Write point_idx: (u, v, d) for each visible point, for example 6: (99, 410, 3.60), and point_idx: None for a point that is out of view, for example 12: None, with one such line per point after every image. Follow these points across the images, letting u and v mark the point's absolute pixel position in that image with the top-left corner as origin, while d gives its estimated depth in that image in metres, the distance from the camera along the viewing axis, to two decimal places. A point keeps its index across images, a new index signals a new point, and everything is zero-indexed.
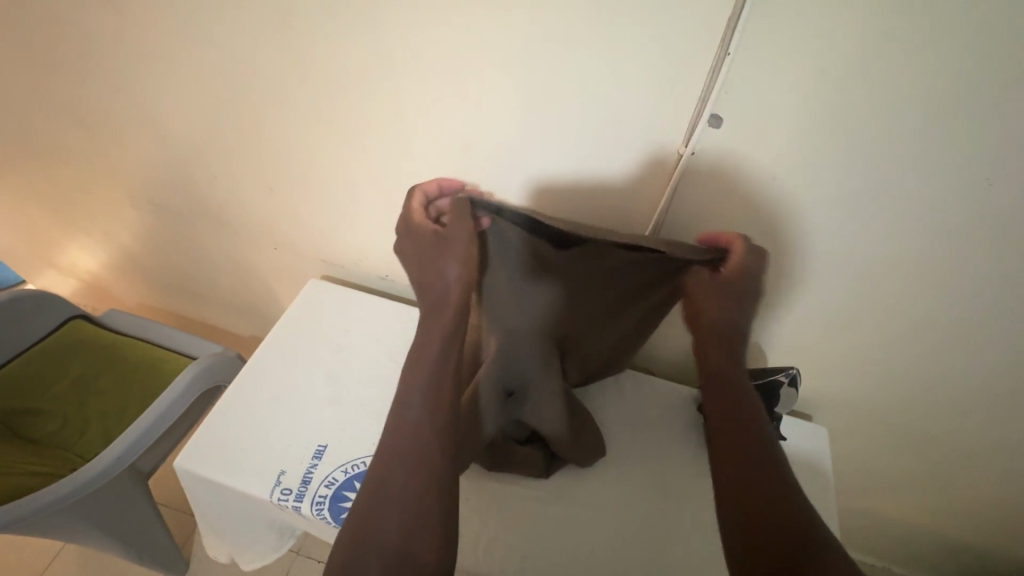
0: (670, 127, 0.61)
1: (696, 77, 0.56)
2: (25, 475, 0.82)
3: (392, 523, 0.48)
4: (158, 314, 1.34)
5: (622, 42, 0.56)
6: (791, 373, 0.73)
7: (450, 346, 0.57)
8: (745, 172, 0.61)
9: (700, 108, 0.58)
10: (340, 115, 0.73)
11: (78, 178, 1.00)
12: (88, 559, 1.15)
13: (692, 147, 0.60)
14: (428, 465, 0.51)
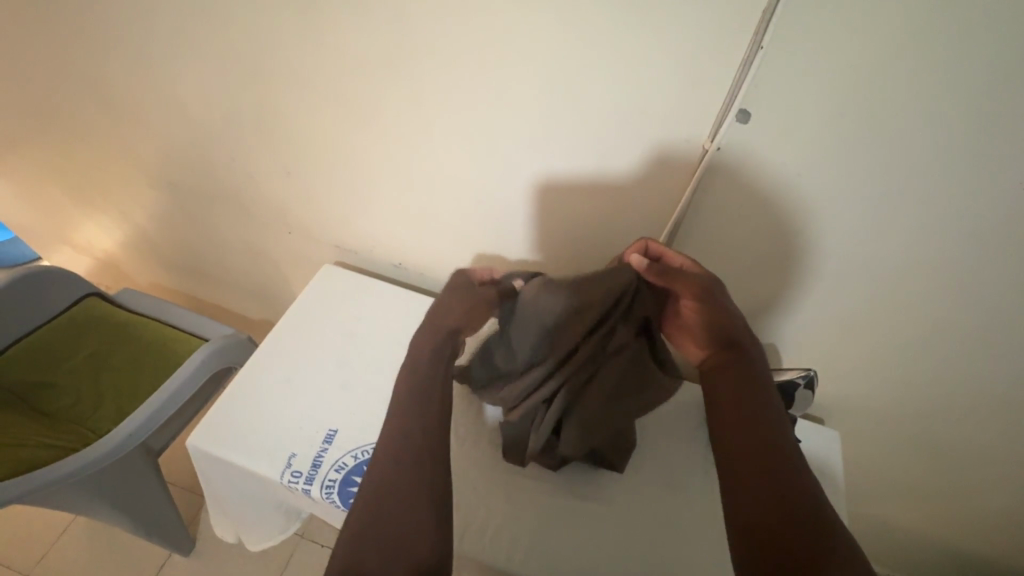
0: (695, 123, 0.60)
1: (725, 71, 0.55)
2: (40, 448, 0.84)
3: (398, 518, 0.50)
4: (173, 295, 1.35)
5: (649, 35, 0.54)
6: (809, 375, 0.72)
7: (439, 365, 0.61)
8: (770, 171, 0.60)
9: (728, 103, 0.56)
10: (360, 101, 0.72)
11: (97, 156, 1.00)
12: (96, 534, 1.16)
13: (718, 143, 0.59)
14: (419, 470, 0.53)
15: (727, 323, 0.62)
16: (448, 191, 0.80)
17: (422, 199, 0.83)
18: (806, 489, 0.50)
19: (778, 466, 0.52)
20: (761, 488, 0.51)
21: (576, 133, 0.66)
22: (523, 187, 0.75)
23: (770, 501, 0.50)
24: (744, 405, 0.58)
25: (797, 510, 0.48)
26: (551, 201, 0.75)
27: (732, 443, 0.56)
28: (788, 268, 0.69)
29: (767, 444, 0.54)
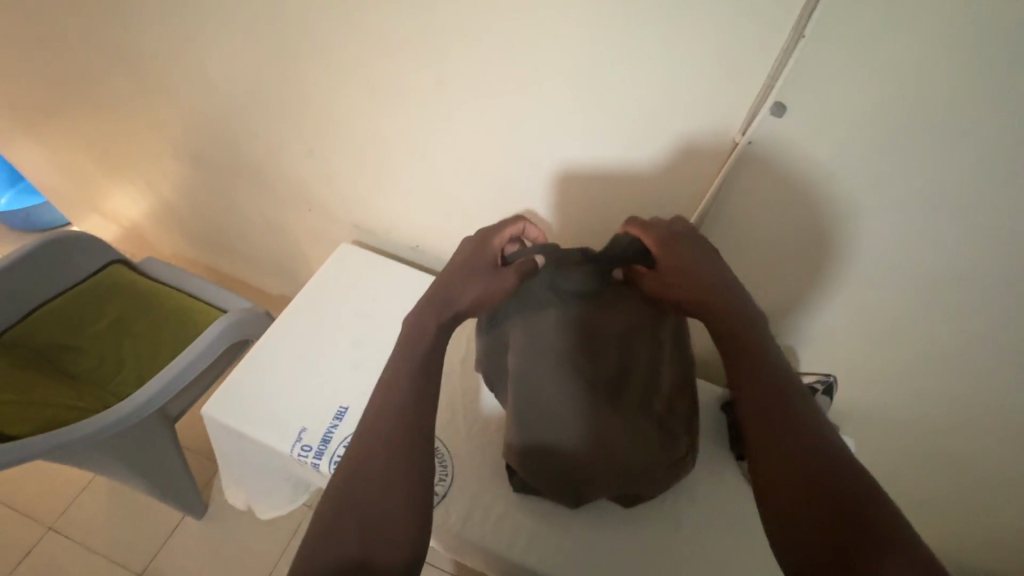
0: (726, 115, 0.58)
1: (761, 63, 0.52)
2: (64, 408, 0.86)
3: (382, 498, 0.50)
4: (195, 266, 1.38)
5: (681, 23, 0.52)
6: (829, 381, 0.71)
7: (438, 349, 0.58)
8: (802, 167, 0.58)
9: (763, 95, 0.54)
10: (383, 80, 0.72)
11: (125, 126, 1.02)
12: (114, 492, 1.21)
13: (749, 136, 0.57)
14: (404, 458, 0.51)
15: (717, 293, 0.55)
16: (467, 176, 0.79)
17: (443, 181, 0.82)
18: (841, 471, 0.45)
19: (805, 448, 0.47)
20: (810, 482, 0.45)
21: (602, 121, 0.64)
22: (545, 174, 0.74)
23: (797, 489, 0.45)
24: (765, 395, 0.51)
25: (831, 497, 0.44)
26: (573, 190, 0.74)
27: (757, 435, 0.50)
28: (814, 268, 0.67)
29: (788, 422, 0.49)
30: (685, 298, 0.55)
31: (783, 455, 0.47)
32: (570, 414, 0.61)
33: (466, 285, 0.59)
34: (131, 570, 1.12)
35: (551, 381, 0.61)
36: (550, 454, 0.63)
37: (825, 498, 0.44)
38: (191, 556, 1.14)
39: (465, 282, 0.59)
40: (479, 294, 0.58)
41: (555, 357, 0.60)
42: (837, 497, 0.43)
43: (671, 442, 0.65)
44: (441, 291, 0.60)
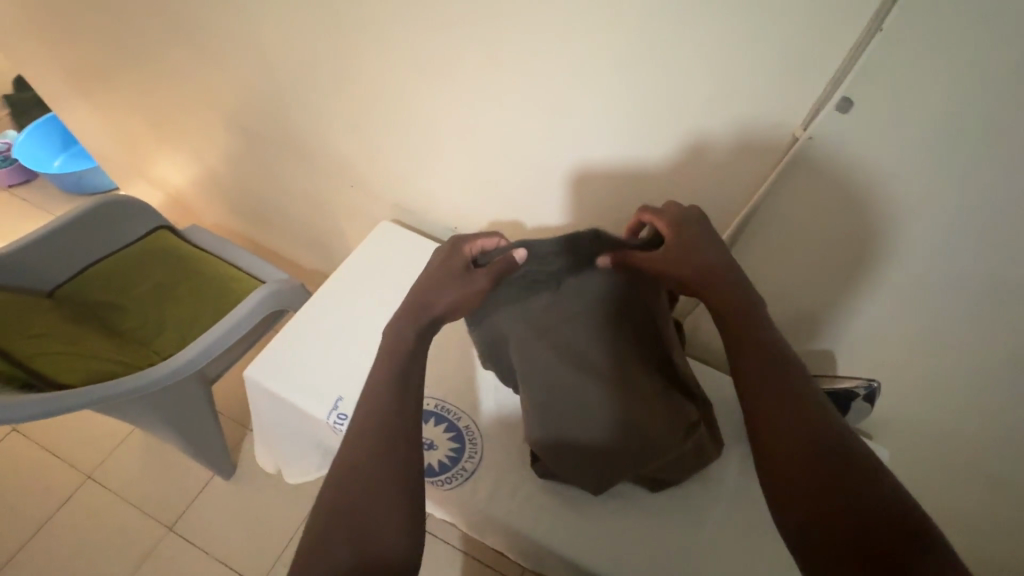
0: (786, 108, 0.56)
1: (831, 59, 0.51)
2: (113, 361, 0.90)
3: (366, 506, 0.47)
4: (235, 236, 1.42)
5: (748, 12, 0.50)
6: (870, 386, 0.69)
7: (419, 353, 0.57)
8: (861, 173, 0.55)
9: (832, 88, 0.52)
10: (433, 61, 0.71)
11: (178, 94, 1.04)
12: (150, 447, 1.26)
13: (810, 132, 0.54)
14: (390, 464, 0.49)
15: (719, 263, 0.56)
16: (511, 160, 0.79)
17: (487, 165, 0.82)
18: (853, 456, 0.44)
19: (815, 436, 0.46)
20: (831, 483, 0.43)
21: (655, 112, 0.63)
22: (590, 163, 0.73)
23: (812, 482, 0.44)
24: (776, 387, 0.49)
25: (844, 485, 0.43)
26: (617, 181, 0.73)
27: (770, 432, 0.48)
28: (855, 281, 0.64)
29: (798, 409, 0.48)
30: (689, 272, 0.55)
31: (801, 454, 0.45)
32: (582, 408, 0.63)
33: (443, 289, 0.60)
34: (163, 522, 1.17)
35: (573, 373, 0.62)
36: (568, 450, 0.64)
37: (848, 503, 0.42)
38: (219, 514, 1.18)
39: (434, 288, 0.61)
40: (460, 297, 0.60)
41: (580, 347, 0.63)
42: (860, 502, 0.42)
43: (699, 431, 0.65)
44: (415, 296, 0.61)
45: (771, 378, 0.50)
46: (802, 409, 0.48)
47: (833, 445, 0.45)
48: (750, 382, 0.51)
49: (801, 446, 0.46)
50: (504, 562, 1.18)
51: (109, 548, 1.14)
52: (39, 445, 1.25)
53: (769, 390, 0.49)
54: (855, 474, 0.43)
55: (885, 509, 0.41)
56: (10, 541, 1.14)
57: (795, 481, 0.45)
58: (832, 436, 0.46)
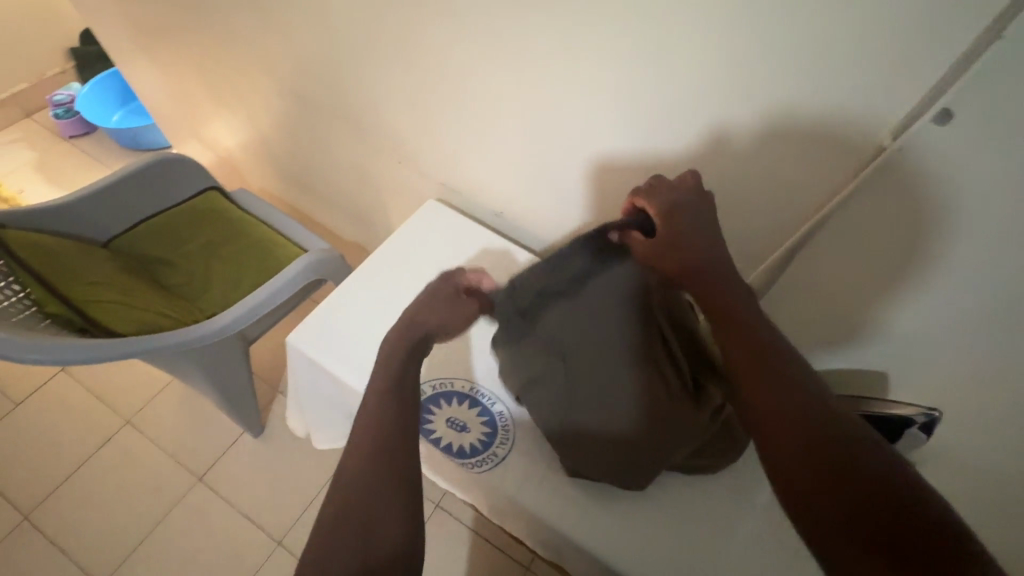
0: (876, 116, 0.51)
1: (934, 68, 0.46)
2: (160, 315, 0.93)
3: (364, 508, 0.47)
4: (280, 201, 1.44)
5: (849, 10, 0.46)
6: (929, 415, 0.62)
7: (410, 364, 0.59)
8: (952, 194, 0.48)
9: (932, 96, 0.47)
10: (494, 42, 0.70)
11: (238, 56, 1.06)
12: (185, 399, 1.31)
13: (901, 143, 0.49)
14: (383, 468, 0.50)
15: (705, 257, 0.50)
16: (565, 149, 0.77)
17: (539, 151, 0.80)
18: (881, 477, 0.39)
19: (841, 457, 0.41)
20: (847, 487, 0.39)
21: (726, 110, 0.59)
22: (649, 158, 0.70)
23: (837, 511, 0.39)
24: (776, 380, 0.45)
25: (878, 515, 0.38)
26: (675, 180, 0.70)
27: (777, 440, 0.43)
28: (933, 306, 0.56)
29: (811, 426, 0.42)
30: (683, 262, 0.50)
31: (813, 461, 0.41)
32: (584, 399, 0.62)
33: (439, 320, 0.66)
34: (193, 471, 1.22)
35: (599, 373, 0.60)
36: (580, 436, 0.64)
37: (865, 507, 0.38)
38: (245, 470, 1.23)
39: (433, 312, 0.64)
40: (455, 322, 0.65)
41: (610, 349, 0.59)
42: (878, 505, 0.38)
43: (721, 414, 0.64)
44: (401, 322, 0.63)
45: (768, 374, 0.46)
46: (802, 404, 0.44)
47: (842, 445, 0.41)
48: (747, 383, 0.46)
49: (811, 448, 0.42)
50: (515, 546, 1.19)
51: (142, 490, 1.20)
52: (85, 386, 1.32)
53: (769, 389, 0.45)
54: (865, 476, 0.40)
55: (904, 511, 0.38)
56: (53, 474, 1.21)
57: (809, 490, 0.40)
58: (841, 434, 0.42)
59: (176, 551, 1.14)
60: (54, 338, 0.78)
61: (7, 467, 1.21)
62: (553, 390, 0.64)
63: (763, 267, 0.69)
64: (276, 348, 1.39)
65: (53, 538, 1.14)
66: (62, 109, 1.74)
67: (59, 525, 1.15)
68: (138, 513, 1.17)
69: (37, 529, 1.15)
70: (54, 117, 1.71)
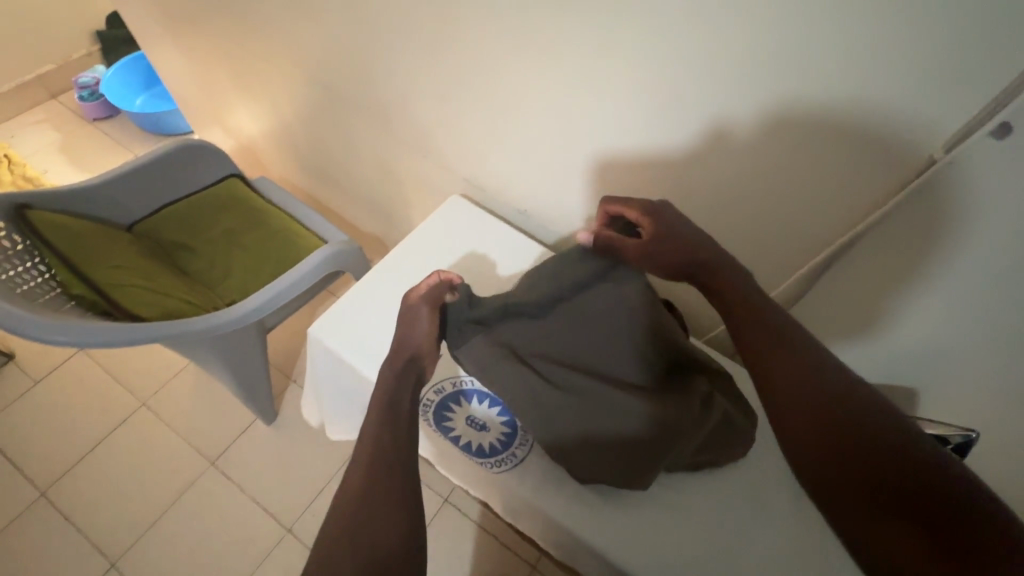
0: (930, 129, 0.50)
1: (991, 84, 0.45)
2: (182, 301, 0.93)
3: (364, 517, 0.48)
4: (300, 190, 1.45)
5: (914, 17, 0.44)
6: (968, 434, 0.60)
7: (403, 383, 0.60)
8: (997, 205, 0.50)
9: (989, 110, 0.46)
10: (525, 39, 0.68)
11: (266, 44, 1.05)
12: (200, 384, 1.33)
13: (953, 156, 0.50)
14: (381, 480, 0.51)
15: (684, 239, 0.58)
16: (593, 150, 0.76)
17: (570, 152, 0.79)
18: (890, 440, 0.45)
19: (848, 418, 0.47)
20: (853, 444, 0.46)
21: (764, 118, 0.58)
22: (684, 163, 0.68)
23: (849, 467, 0.46)
24: (784, 352, 0.51)
25: (879, 458, 0.45)
26: (706, 185, 0.69)
27: (791, 413, 0.50)
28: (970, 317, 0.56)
29: (821, 406, 0.48)
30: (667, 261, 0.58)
31: (823, 428, 0.48)
32: (581, 397, 0.64)
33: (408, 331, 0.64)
34: (206, 456, 1.23)
35: (592, 378, 0.65)
36: (583, 437, 0.64)
37: (869, 458, 0.46)
38: (258, 456, 1.24)
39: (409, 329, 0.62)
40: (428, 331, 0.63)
41: (598, 348, 0.67)
42: (879, 454, 0.45)
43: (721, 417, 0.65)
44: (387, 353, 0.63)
45: (778, 348, 0.51)
46: (804, 371, 0.50)
47: (845, 403, 0.48)
48: (757, 360, 0.52)
49: (818, 413, 0.48)
50: (522, 544, 1.19)
51: (156, 472, 1.21)
52: (103, 367, 1.34)
53: (778, 363, 0.51)
54: (866, 429, 0.46)
55: (905, 454, 0.45)
56: (69, 453, 1.22)
57: (823, 450, 0.48)
58: (844, 392, 0.49)
59: (188, 534, 1.15)
60: (76, 321, 0.78)
61: (26, 443, 1.23)
62: (550, 394, 0.64)
63: (793, 278, 0.72)
64: (291, 337, 1.40)
65: (68, 516, 1.16)
66: (87, 92, 1.75)
67: (73, 504, 1.17)
68: (152, 494, 1.19)
69: (53, 506, 1.16)
70: (79, 99, 1.72)
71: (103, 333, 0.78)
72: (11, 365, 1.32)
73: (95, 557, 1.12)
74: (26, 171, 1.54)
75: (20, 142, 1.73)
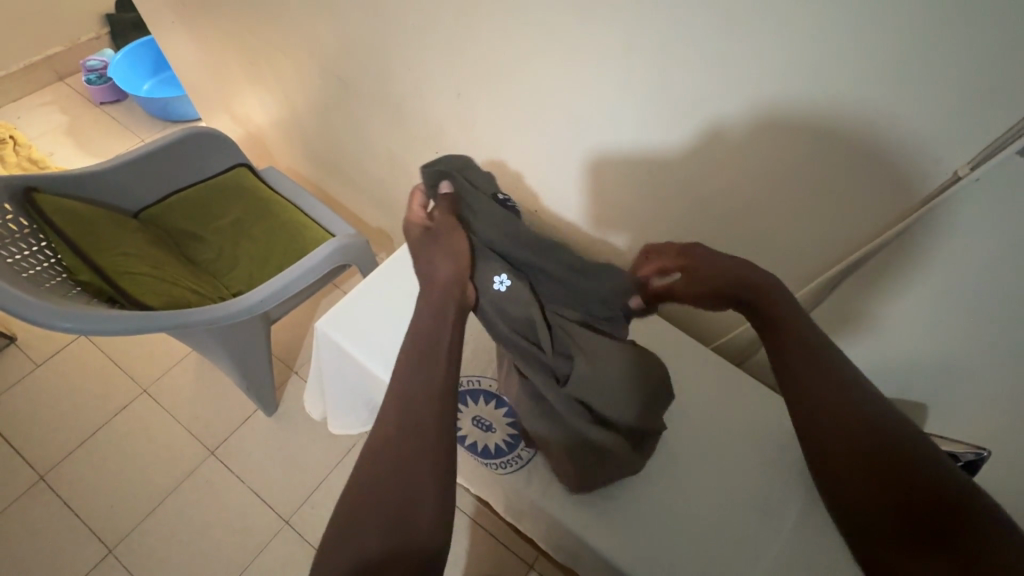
0: (950, 149, 0.49)
1: (1017, 105, 0.43)
2: (188, 291, 0.93)
3: (404, 494, 0.44)
4: (308, 182, 1.44)
5: (948, 32, 0.42)
6: (978, 453, 0.59)
7: (442, 330, 0.54)
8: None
9: (1019, 131, 0.45)
10: (542, 39, 0.67)
11: (280, 35, 1.04)
12: (202, 373, 1.32)
13: (978, 173, 0.48)
14: (420, 446, 0.46)
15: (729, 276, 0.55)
16: (605, 154, 0.75)
17: (582, 156, 0.78)
18: (917, 455, 0.45)
19: (878, 440, 0.46)
20: (882, 464, 0.45)
21: (779, 129, 0.57)
22: (700, 174, 0.67)
23: (873, 490, 0.46)
24: (816, 359, 0.51)
25: (911, 482, 0.44)
26: (719, 196, 0.68)
27: (818, 420, 0.49)
28: (998, 316, 0.56)
29: (848, 411, 0.48)
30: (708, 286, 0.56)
31: (852, 444, 0.47)
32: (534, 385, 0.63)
33: (430, 257, 0.61)
34: (206, 444, 1.23)
35: (548, 366, 0.62)
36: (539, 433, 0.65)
37: (900, 481, 0.44)
38: (259, 447, 1.24)
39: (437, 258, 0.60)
40: (449, 257, 0.60)
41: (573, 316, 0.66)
42: (911, 475, 0.44)
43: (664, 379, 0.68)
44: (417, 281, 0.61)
45: (811, 356, 0.51)
46: (840, 381, 0.50)
47: (881, 423, 0.47)
48: (783, 365, 0.52)
49: (849, 424, 0.48)
50: (520, 543, 1.19)
51: (156, 460, 1.21)
52: (105, 352, 1.34)
53: (806, 368, 0.50)
54: (896, 451, 0.46)
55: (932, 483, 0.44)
56: (69, 438, 1.22)
57: (845, 465, 0.47)
58: (881, 411, 0.48)
59: (187, 523, 1.15)
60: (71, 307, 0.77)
61: (26, 427, 1.23)
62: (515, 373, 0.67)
63: (806, 289, 0.70)
64: (295, 329, 1.40)
65: (68, 500, 1.15)
66: (94, 75, 1.74)
67: (72, 488, 1.17)
68: (151, 482, 1.18)
69: (52, 490, 1.16)
70: (86, 82, 1.72)
71: (96, 320, 0.77)
72: (13, 348, 1.32)
73: (93, 543, 1.12)
74: (32, 153, 1.53)
75: (27, 123, 1.72)
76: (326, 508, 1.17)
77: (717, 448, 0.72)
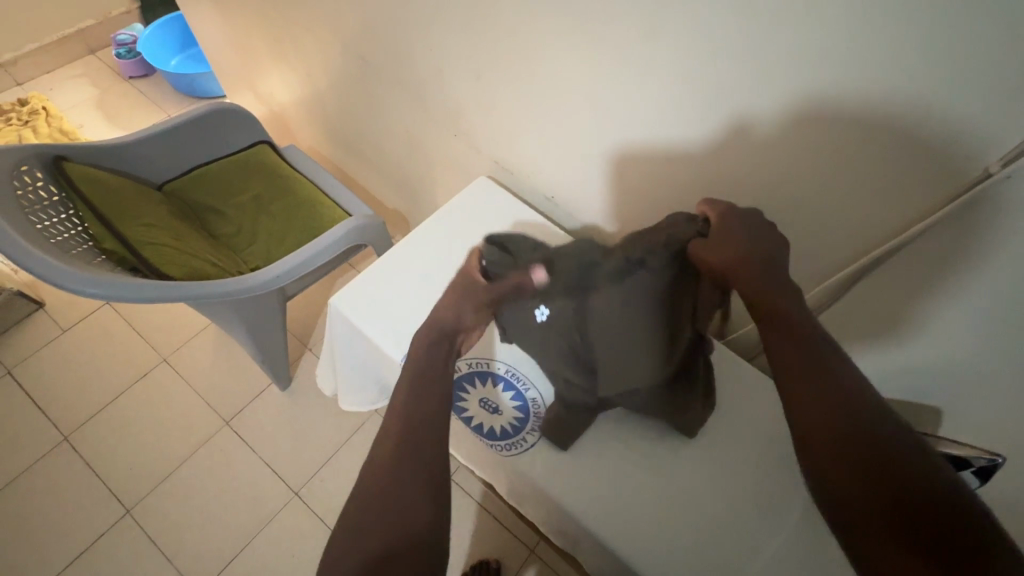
0: (985, 141, 0.47)
1: None
2: (207, 263, 0.95)
3: (409, 489, 0.44)
4: (328, 161, 1.45)
5: (987, 18, 0.41)
6: (995, 458, 0.58)
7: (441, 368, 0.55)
8: None
9: None
10: (564, 21, 0.66)
11: (303, 11, 1.04)
12: (219, 345, 1.36)
13: (1010, 169, 0.46)
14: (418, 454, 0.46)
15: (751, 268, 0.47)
16: (625, 142, 0.74)
17: (602, 143, 0.77)
18: (895, 443, 0.41)
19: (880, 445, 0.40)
20: (880, 468, 0.39)
21: (806, 119, 0.55)
22: (720, 162, 0.66)
23: (874, 502, 0.39)
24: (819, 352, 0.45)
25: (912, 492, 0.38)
26: (739, 186, 0.67)
27: (813, 417, 0.43)
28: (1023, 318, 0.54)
29: (847, 411, 0.42)
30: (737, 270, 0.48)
31: (854, 447, 0.41)
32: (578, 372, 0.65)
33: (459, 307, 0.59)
34: (220, 414, 1.27)
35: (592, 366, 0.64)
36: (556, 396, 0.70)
37: (906, 489, 0.38)
38: (272, 419, 1.27)
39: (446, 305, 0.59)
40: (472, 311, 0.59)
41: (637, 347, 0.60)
42: (915, 482, 0.38)
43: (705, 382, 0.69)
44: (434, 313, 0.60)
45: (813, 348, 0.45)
46: (837, 377, 0.44)
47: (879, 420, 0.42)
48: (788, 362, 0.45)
49: (847, 420, 0.42)
50: (523, 528, 1.20)
51: (174, 426, 1.25)
52: (127, 321, 1.37)
53: (807, 362, 0.45)
54: (894, 458, 0.40)
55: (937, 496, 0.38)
56: (91, 402, 1.26)
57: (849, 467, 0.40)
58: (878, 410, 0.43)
59: (201, 488, 1.18)
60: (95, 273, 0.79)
61: (52, 390, 1.28)
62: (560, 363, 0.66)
63: (821, 286, 0.69)
64: (310, 306, 1.42)
65: (89, 462, 1.20)
66: (124, 50, 1.78)
67: (94, 450, 1.21)
68: (168, 448, 1.22)
69: (75, 451, 1.21)
70: (116, 56, 1.75)
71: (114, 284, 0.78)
72: (41, 313, 1.37)
73: (113, 502, 1.16)
74: (63, 125, 1.57)
75: (59, 95, 1.76)
76: (334, 482, 1.20)
77: (725, 440, 0.71)
